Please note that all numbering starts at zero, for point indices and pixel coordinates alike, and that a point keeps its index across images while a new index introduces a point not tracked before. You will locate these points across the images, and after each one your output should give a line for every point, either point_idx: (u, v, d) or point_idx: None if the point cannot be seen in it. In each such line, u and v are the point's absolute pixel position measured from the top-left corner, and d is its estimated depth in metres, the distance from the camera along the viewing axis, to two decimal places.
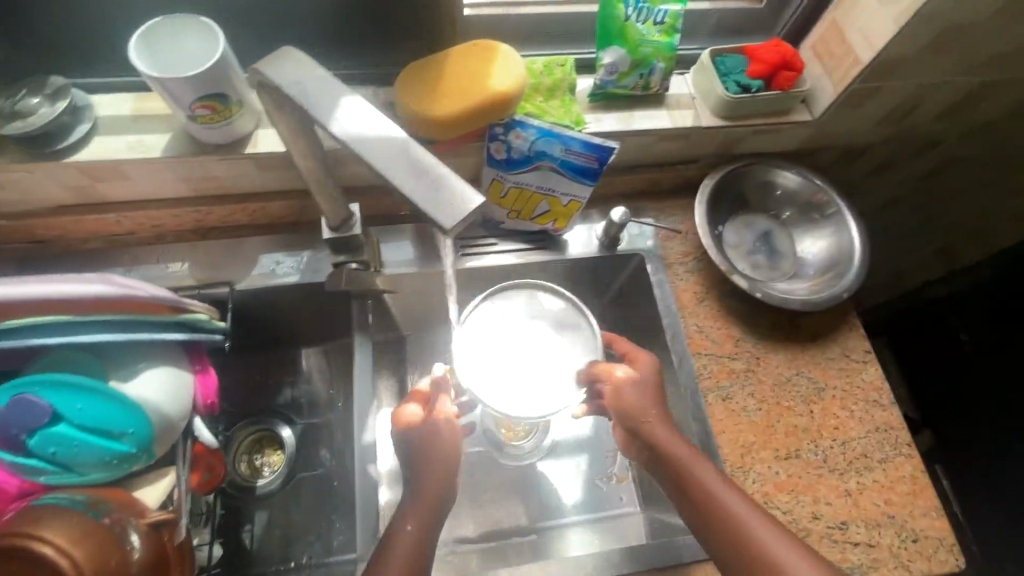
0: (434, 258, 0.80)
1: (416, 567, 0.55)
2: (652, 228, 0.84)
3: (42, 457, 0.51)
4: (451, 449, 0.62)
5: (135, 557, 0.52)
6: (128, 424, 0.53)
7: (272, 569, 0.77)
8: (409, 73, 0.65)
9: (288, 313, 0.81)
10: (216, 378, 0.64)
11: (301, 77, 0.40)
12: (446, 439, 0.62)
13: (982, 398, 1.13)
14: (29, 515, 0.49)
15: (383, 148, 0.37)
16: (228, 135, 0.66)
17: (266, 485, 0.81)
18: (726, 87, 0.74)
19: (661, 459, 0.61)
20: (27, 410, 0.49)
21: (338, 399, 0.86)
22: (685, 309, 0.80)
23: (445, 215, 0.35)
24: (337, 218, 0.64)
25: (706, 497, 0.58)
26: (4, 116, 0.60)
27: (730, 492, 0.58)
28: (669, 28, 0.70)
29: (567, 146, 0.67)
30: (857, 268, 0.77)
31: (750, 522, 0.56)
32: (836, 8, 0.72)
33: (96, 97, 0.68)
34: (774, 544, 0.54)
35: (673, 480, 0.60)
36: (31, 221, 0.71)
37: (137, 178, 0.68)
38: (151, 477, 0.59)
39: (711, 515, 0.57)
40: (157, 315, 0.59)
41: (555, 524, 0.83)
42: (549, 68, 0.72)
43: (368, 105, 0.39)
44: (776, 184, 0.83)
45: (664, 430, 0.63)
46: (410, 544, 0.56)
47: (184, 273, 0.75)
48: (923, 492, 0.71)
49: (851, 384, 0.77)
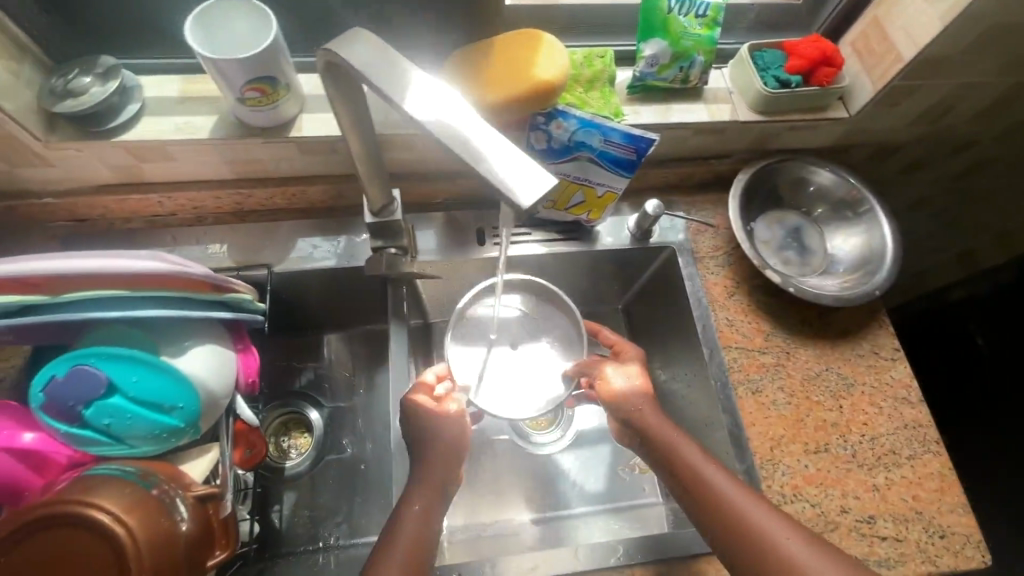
0: (467, 246, 0.81)
1: (426, 546, 0.57)
2: (683, 221, 0.84)
3: (96, 428, 0.53)
4: (461, 442, 0.65)
5: (183, 529, 0.53)
6: (178, 399, 0.54)
7: (300, 549, 0.77)
8: (454, 62, 0.66)
9: (322, 297, 0.82)
10: (257, 358, 0.66)
11: (373, 58, 0.41)
12: (457, 431, 0.66)
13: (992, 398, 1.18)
14: (82, 484, 0.51)
15: (458, 128, 0.39)
16: (274, 118, 0.67)
17: (294, 467, 0.82)
18: (765, 82, 0.74)
19: (663, 451, 0.64)
20: (86, 380, 0.51)
21: (368, 383, 0.88)
22: (716, 303, 0.80)
23: (521, 195, 0.36)
24: (379, 203, 0.64)
25: (704, 488, 0.60)
26: (57, 95, 0.61)
27: (726, 481, 0.60)
28: (710, 22, 0.71)
29: (606, 136, 0.68)
30: (889, 265, 0.77)
31: (748, 512, 0.58)
32: (878, 6, 0.72)
33: (145, 79, 0.70)
34: (767, 533, 0.56)
35: (672, 472, 0.63)
36: (76, 199, 0.72)
37: (181, 159, 0.70)
38: (196, 452, 0.61)
39: (706, 505, 0.59)
40: (202, 294, 0.59)
41: (578, 513, 0.83)
42: (589, 60, 0.73)
43: (438, 86, 0.40)
44: (809, 181, 0.84)
45: (664, 425, 0.66)
46: (424, 524, 0.57)
47: (223, 254, 0.76)
48: (950, 489, 0.72)
49: (881, 380, 0.77)
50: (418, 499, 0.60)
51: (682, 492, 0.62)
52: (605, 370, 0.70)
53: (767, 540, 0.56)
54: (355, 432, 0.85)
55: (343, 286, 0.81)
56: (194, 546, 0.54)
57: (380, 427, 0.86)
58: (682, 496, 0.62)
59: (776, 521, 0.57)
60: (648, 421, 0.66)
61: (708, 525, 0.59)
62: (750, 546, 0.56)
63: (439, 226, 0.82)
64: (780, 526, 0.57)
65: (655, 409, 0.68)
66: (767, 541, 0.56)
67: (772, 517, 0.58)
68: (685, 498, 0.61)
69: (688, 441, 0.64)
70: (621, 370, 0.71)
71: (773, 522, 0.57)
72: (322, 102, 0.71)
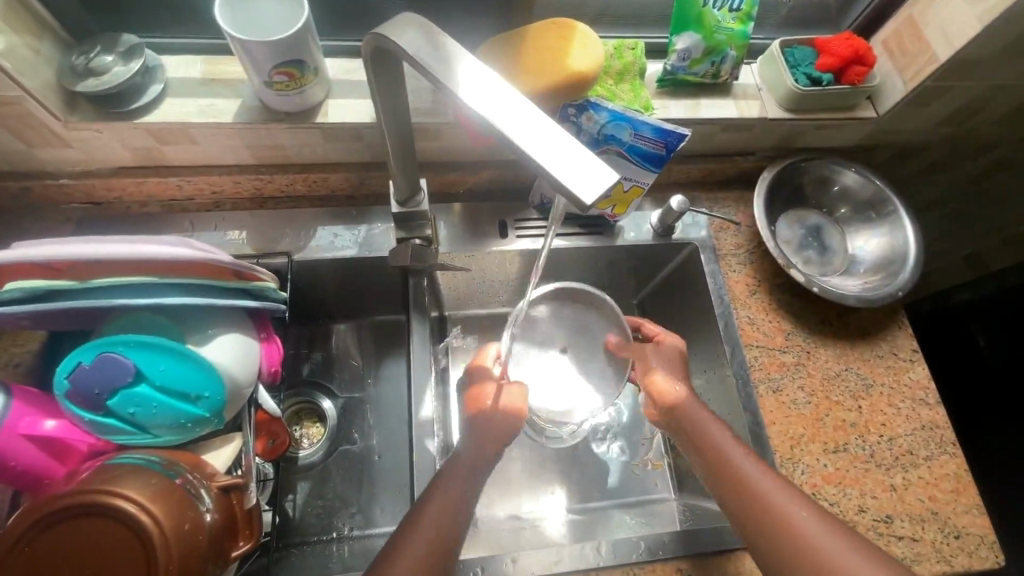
0: (488, 238, 0.79)
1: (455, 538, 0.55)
2: (706, 218, 0.84)
3: (121, 416, 0.52)
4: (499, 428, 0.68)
5: (208, 519, 0.52)
6: (204, 388, 0.53)
7: (312, 539, 0.76)
8: (489, 49, 0.65)
9: (340, 286, 0.81)
10: (279, 347, 0.65)
11: (424, 46, 0.41)
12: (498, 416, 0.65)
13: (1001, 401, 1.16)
14: (107, 473, 0.50)
15: (514, 119, 0.38)
16: (302, 103, 0.65)
17: (308, 456, 0.81)
18: (796, 79, 0.74)
19: (703, 448, 0.64)
20: (112, 368, 0.50)
21: (385, 372, 0.87)
22: (737, 301, 0.80)
23: (583, 190, 0.35)
24: (407, 193, 0.63)
25: (742, 483, 0.60)
26: (78, 74, 0.60)
27: (766, 477, 0.60)
28: (744, 16, 0.70)
29: (636, 130, 0.66)
30: (912, 266, 0.77)
31: (788, 509, 0.57)
32: (913, 5, 0.71)
33: (166, 59, 0.68)
34: (807, 530, 0.55)
35: (709, 462, 0.63)
36: (92, 181, 0.70)
37: (203, 143, 0.68)
38: (217, 442, 0.60)
39: (745, 502, 0.59)
40: (226, 282, 0.57)
41: (593, 508, 0.82)
42: (619, 51, 0.71)
43: (490, 73, 0.39)
44: (833, 181, 0.84)
45: (704, 419, 0.67)
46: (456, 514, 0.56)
47: (241, 241, 0.74)
48: (966, 490, 0.72)
49: (899, 381, 0.78)
50: (442, 489, 0.59)
51: (721, 489, 0.61)
52: (654, 375, 0.71)
53: (806, 538, 0.54)
54: (369, 424, 0.84)
55: (362, 276, 0.80)
56: (219, 536, 0.53)
57: (395, 419, 0.85)
58: (721, 492, 0.61)
59: (819, 521, 0.56)
60: (686, 420, 0.67)
61: (744, 522, 0.58)
62: (791, 544, 0.55)
63: (461, 218, 0.81)
64: (822, 526, 0.55)
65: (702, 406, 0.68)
66: (809, 536, 0.54)
67: (818, 515, 0.56)
68: (723, 496, 0.61)
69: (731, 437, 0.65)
70: (670, 375, 0.72)
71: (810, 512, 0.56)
72: (348, 88, 0.69)
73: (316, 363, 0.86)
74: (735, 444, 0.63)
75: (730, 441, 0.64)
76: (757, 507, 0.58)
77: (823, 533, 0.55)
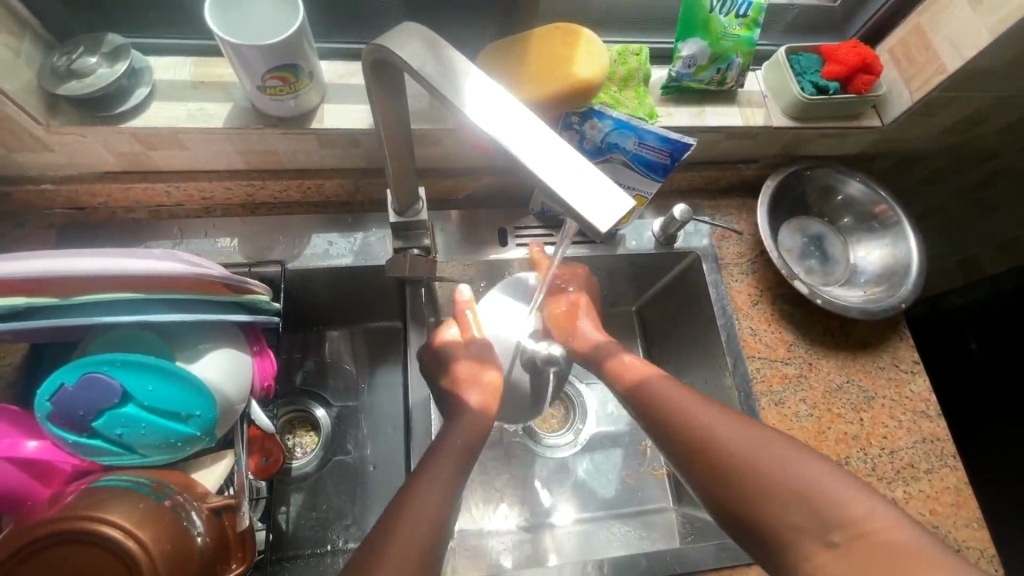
0: (485, 246, 0.78)
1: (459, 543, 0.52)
2: (708, 226, 0.82)
3: (107, 438, 0.50)
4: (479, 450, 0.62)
5: (199, 542, 0.50)
6: (195, 407, 0.51)
7: (305, 553, 0.74)
8: (492, 54, 0.63)
9: (333, 294, 0.79)
10: (272, 361, 0.63)
11: (428, 60, 0.39)
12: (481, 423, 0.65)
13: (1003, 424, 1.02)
14: (92, 497, 0.47)
15: (522, 138, 0.36)
16: (295, 109, 0.63)
17: (301, 466, 0.78)
18: (802, 87, 0.73)
19: (662, 406, 0.61)
20: (97, 390, 0.48)
21: (377, 380, 0.85)
22: (739, 311, 0.79)
23: (596, 216, 0.34)
24: (406, 203, 0.62)
25: (709, 439, 0.57)
26: (60, 75, 0.57)
27: (734, 429, 0.57)
28: (751, 22, 0.68)
29: (641, 139, 0.64)
30: (914, 278, 0.76)
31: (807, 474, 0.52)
32: (922, 13, 0.70)
33: (154, 61, 0.66)
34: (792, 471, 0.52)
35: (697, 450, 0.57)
36: (76, 187, 0.68)
37: (193, 148, 0.66)
38: (208, 461, 0.58)
39: (717, 453, 0.56)
40: (220, 296, 0.55)
41: (592, 518, 0.81)
42: (623, 57, 0.70)
43: (497, 87, 0.38)
44: (838, 190, 0.83)
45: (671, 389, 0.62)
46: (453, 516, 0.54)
47: (232, 248, 0.72)
48: (966, 503, 0.72)
49: (900, 394, 0.77)
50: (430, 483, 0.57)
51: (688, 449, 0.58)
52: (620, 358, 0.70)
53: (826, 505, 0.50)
54: (363, 433, 0.82)
55: (357, 284, 0.78)
56: (210, 561, 0.51)
57: (389, 428, 0.83)
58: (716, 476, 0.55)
59: (809, 458, 0.53)
60: (642, 388, 0.64)
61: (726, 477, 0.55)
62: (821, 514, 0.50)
63: (458, 226, 0.79)
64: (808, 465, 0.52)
65: (670, 380, 0.64)
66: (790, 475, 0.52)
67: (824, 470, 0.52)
68: (690, 458, 0.58)
69: (680, 388, 0.63)
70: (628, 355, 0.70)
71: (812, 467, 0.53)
72: (345, 93, 0.67)
73: (310, 370, 0.84)
74: (711, 411, 0.59)
75: (684, 396, 0.61)
76: (731, 459, 0.55)
77: (807, 472, 0.52)
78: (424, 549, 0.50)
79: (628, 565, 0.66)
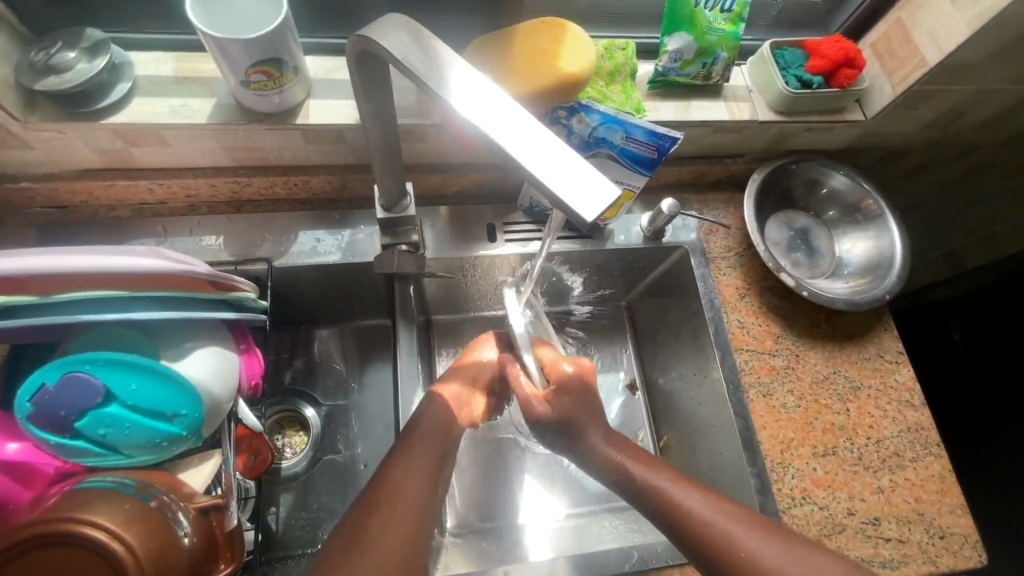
0: (473, 242, 0.77)
1: None
2: (696, 220, 0.83)
3: (90, 438, 0.49)
4: None
5: (186, 543, 0.49)
6: (181, 406, 0.51)
7: (296, 553, 0.74)
8: (477, 48, 0.63)
9: (320, 291, 0.78)
10: (260, 359, 0.62)
11: (413, 51, 0.39)
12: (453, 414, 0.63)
13: (982, 415, 1.04)
14: (76, 499, 0.46)
15: (505, 128, 0.36)
16: (279, 104, 0.62)
17: (291, 466, 0.78)
18: (787, 81, 0.73)
19: (634, 484, 0.58)
20: (80, 389, 0.47)
21: (367, 378, 0.85)
22: (727, 304, 0.79)
23: (582, 206, 0.33)
24: (393, 198, 0.61)
25: (686, 524, 0.53)
26: (38, 70, 0.56)
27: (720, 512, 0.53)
28: (735, 17, 0.68)
29: (628, 133, 0.64)
30: (898, 269, 0.77)
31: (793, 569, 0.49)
32: (901, 8, 0.72)
33: (136, 56, 0.65)
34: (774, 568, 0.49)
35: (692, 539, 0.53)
36: (55, 184, 0.67)
37: (176, 145, 0.65)
38: (194, 461, 0.57)
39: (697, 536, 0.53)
40: (204, 293, 0.54)
41: (584, 513, 0.81)
42: (610, 52, 0.70)
43: (481, 77, 0.38)
44: (823, 184, 0.84)
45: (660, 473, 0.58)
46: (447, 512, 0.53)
47: (218, 247, 0.71)
48: (950, 490, 0.73)
49: (885, 384, 0.78)
50: None
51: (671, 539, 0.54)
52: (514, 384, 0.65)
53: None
54: (353, 433, 0.81)
55: (344, 281, 0.77)
56: (198, 561, 0.50)
57: (379, 427, 0.82)
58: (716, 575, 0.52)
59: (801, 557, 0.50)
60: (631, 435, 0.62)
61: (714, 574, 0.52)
62: None
63: (447, 223, 0.78)
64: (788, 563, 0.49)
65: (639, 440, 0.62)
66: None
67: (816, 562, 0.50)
68: (675, 541, 0.54)
69: (649, 466, 0.59)
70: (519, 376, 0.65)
71: (801, 551, 0.51)
72: (330, 87, 0.67)
73: (298, 370, 0.83)
74: (695, 493, 0.55)
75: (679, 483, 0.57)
76: (713, 547, 0.52)
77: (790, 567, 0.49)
78: (415, 541, 0.49)
79: (620, 558, 0.66)
